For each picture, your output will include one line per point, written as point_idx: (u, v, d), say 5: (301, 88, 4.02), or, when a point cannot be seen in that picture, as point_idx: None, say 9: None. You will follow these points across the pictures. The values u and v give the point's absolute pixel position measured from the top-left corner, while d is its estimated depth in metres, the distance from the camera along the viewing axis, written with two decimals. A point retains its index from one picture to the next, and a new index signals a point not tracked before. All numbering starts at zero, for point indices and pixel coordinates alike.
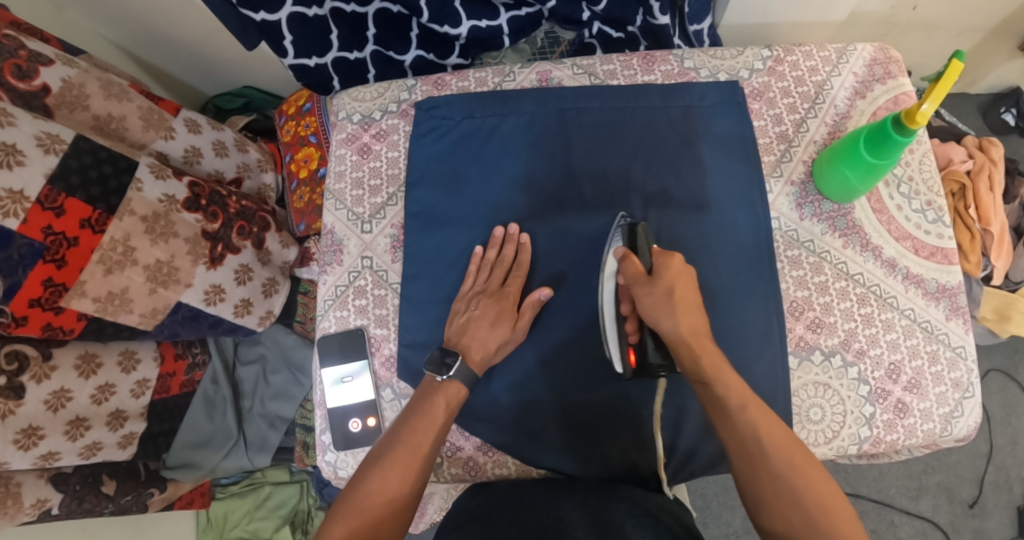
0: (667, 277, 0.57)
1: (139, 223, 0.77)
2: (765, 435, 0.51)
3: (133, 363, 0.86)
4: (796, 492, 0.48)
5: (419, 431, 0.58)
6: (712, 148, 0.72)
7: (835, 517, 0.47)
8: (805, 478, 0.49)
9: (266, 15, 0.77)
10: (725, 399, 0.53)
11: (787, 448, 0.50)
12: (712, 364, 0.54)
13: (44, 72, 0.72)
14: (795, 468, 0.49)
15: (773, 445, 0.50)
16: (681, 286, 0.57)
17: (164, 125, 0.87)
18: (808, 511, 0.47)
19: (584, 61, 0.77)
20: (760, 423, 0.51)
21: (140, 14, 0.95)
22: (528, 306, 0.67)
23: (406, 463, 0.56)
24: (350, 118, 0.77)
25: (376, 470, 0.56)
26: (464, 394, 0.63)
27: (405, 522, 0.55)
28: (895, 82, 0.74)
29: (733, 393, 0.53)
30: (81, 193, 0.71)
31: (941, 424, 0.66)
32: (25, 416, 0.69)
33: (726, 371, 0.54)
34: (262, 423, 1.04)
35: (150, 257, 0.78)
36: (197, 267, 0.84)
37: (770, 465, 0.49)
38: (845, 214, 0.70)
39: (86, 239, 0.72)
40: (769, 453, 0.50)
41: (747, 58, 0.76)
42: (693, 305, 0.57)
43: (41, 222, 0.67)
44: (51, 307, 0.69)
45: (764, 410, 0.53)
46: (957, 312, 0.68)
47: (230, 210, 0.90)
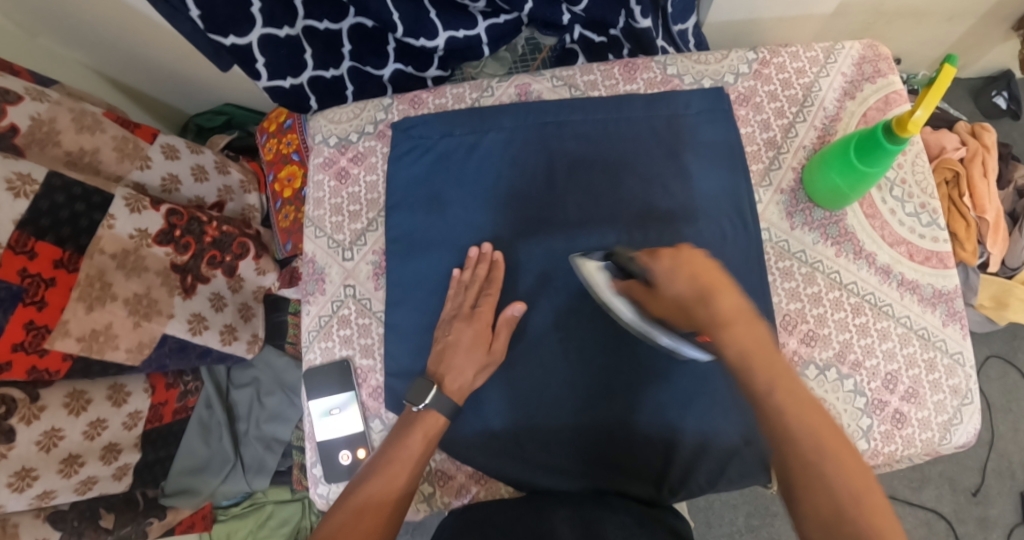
0: (664, 270, 0.51)
1: (110, 261, 0.77)
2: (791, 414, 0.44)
3: (124, 396, 0.85)
4: (826, 481, 0.41)
5: (396, 464, 0.58)
6: (698, 157, 0.70)
7: (869, 508, 0.39)
8: (841, 467, 0.41)
9: (236, 39, 0.74)
10: (752, 381, 0.45)
11: (821, 433, 0.43)
12: (740, 350, 0.46)
13: (12, 111, 0.70)
14: (828, 452, 0.42)
15: (804, 429, 0.43)
16: (690, 282, 0.49)
17: (139, 154, 0.86)
18: (842, 507, 0.40)
19: (564, 72, 0.74)
20: (789, 404, 0.44)
21: (115, 34, 0.93)
22: (502, 325, 0.66)
23: (381, 498, 0.55)
24: (327, 141, 0.75)
25: (351, 498, 0.55)
26: (443, 423, 0.62)
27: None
28: (885, 80, 0.72)
29: (761, 371, 0.45)
30: (51, 235, 0.70)
31: (940, 433, 0.65)
32: (18, 458, 0.69)
33: (757, 350, 0.46)
34: (259, 446, 1.03)
35: (128, 291, 0.79)
36: (173, 298, 0.85)
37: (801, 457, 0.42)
38: (837, 221, 0.68)
39: (63, 278, 0.71)
40: (799, 438, 0.43)
41: (732, 62, 0.73)
42: (723, 282, 0.49)
43: (16, 265, 0.66)
44: (35, 350, 0.68)
45: (798, 386, 0.45)
46: (953, 318, 0.67)
47: (205, 240, 0.90)
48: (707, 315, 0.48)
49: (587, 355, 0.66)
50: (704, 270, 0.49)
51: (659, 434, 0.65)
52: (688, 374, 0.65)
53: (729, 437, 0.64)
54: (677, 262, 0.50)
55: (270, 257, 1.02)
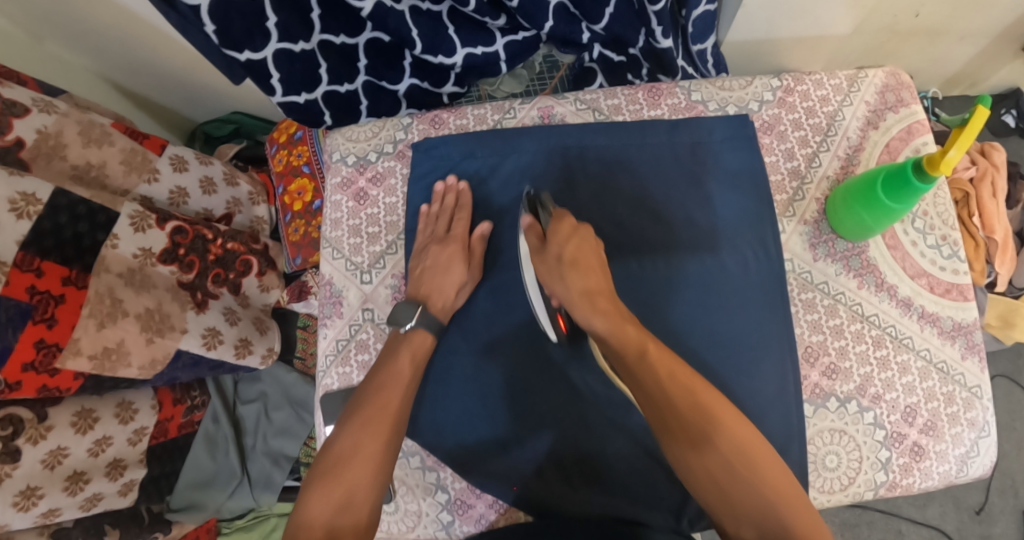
0: (558, 244, 0.57)
1: (118, 278, 0.75)
2: (666, 381, 0.50)
3: (131, 413, 0.83)
4: (708, 437, 0.48)
5: (389, 385, 0.59)
6: (721, 185, 0.69)
7: (748, 453, 0.47)
8: (716, 421, 0.48)
9: (250, 55, 0.72)
10: (624, 352, 0.52)
11: (693, 388, 0.50)
12: (609, 322, 0.53)
13: (18, 124, 0.69)
14: (705, 411, 0.49)
15: (675, 388, 0.50)
16: (571, 247, 0.56)
17: (147, 167, 0.84)
18: (724, 454, 0.47)
19: (587, 94, 0.73)
20: (660, 367, 0.51)
21: (122, 42, 0.91)
22: (476, 242, 0.69)
23: (375, 416, 0.56)
24: (345, 160, 0.74)
25: (347, 429, 0.55)
26: (430, 343, 0.64)
27: (389, 471, 0.54)
28: (908, 110, 0.72)
29: (631, 342, 0.52)
30: (57, 255, 0.68)
31: (958, 466, 0.66)
32: (22, 477, 0.68)
33: (626, 322, 0.53)
34: (266, 461, 1.01)
35: (139, 306, 0.77)
36: (186, 312, 0.83)
37: (680, 419, 0.49)
38: (860, 253, 0.68)
39: (72, 295, 0.70)
40: (675, 401, 0.49)
41: (756, 88, 0.73)
42: (595, 264, 0.57)
43: (24, 283, 0.64)
44: (46, 369, 0.67)
45: (662, 350, 0.53)
46: (972, 351, 0.67)
47: (209, 257, 0.89)
48: (578, 285, 0.55)
49: (608, 383, 0.66)
50: (591, 251, 0.57)
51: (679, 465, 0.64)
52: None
53: None
54: (571, 238, 0.57)
55: (275, 273, 1.02)
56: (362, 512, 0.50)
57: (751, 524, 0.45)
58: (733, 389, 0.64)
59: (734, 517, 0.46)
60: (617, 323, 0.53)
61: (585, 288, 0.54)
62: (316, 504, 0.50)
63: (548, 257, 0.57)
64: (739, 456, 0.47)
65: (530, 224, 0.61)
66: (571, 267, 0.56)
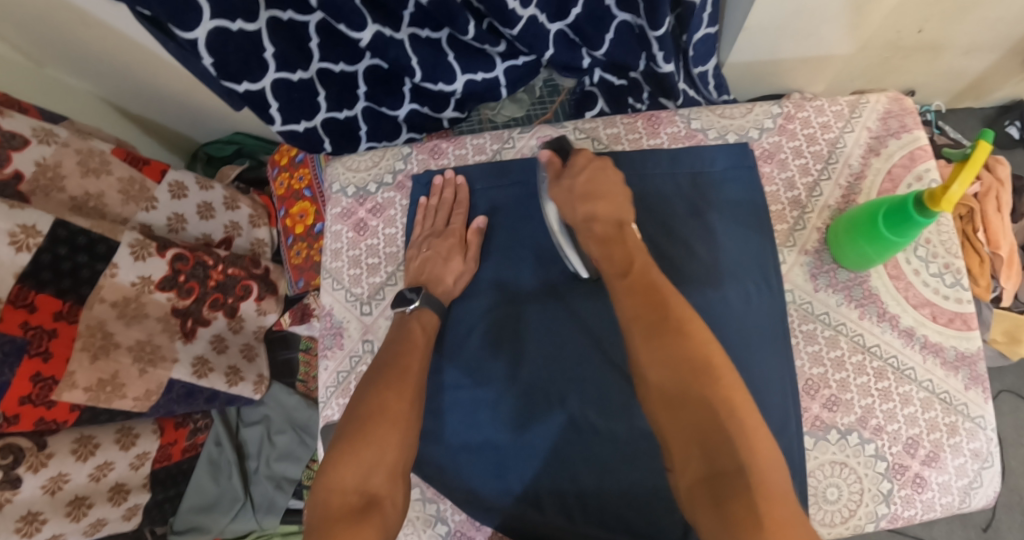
0: (572, 175, 0.65)
1: (110, 310, 0.77)
2: (643, 301, 0.52)
3: (132, 439, 0.84)
4: (666, 353, 0.48)
5: (407, 352, 0.62)
6: (723, 216, 0.69)
7: (710, 376, 0.46)
8: (677, 340, 0.49)
9: (249, 85, 0.72)
10: (609, 272, 0.57)
11: (664, 307, 0.51)
12: (604, 242, 0.60)
13: (16, 157, 0.70)
14: (671, 328, 0.49)
15: (642, 305, 0.52)
16: (581, 179, 0.64)
17: (145, 196, 0.86)
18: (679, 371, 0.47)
19: (586, 124, 0.76)
20: (636, 288, 0.54)
21: (121, 67, 0.91)
22: (472, 235, 0.72)
23: (396, 377, 0.59)
24: (345, 190, 0.78)
25: (371, 392, 0.57)
26: (437, 323, 0.68)
27: (415, 433, 0.58)
28: (911, 135, 0.72)
29: (615, 265, 0.57)
30: (53, 287, 0.70)
31: (960, 497, 0.65)
32: (23, 502, 0.68)
33: (617, 245, 0.59)
34: (269, 485, 1.00)
35: (130, 338, 0.79)
36: (175, 342, 0.85)
37: (646, 330, 0.50)
38: (862, 282, 0.68)
39: (64, 329, 0.71)
40: (640, 316, 0.51)
41: (757, 116, 0.74)
42: (610, 195, 0.63)
43: (17, 319, 0.66)
44: (43, 402, 0.69)
45: (646, 275, 0.55)
46: (976, 382, 0.66)
47: (208, 283, 0.91)
48: (581, 213, 0.62)
49: (610, 416, 0.65)
50: (603, 183, 0.64)
51: None
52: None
53: None
54: (584, 169, 0.65)
55: (274, 298, 1.04)
56: (389, 471, 0.54)
57: (696, 445, 0.44)
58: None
59: (678, 433, 0.46)
60: (610, 247, 0.59)
61: (588, 213, 0.62)
62: (345, 466, 0.52)
63: (563, 186, 0.65)
64: (696, 376, 0.46)
65: (549, 158, 0.68)
66: (581, 198, 0.63)
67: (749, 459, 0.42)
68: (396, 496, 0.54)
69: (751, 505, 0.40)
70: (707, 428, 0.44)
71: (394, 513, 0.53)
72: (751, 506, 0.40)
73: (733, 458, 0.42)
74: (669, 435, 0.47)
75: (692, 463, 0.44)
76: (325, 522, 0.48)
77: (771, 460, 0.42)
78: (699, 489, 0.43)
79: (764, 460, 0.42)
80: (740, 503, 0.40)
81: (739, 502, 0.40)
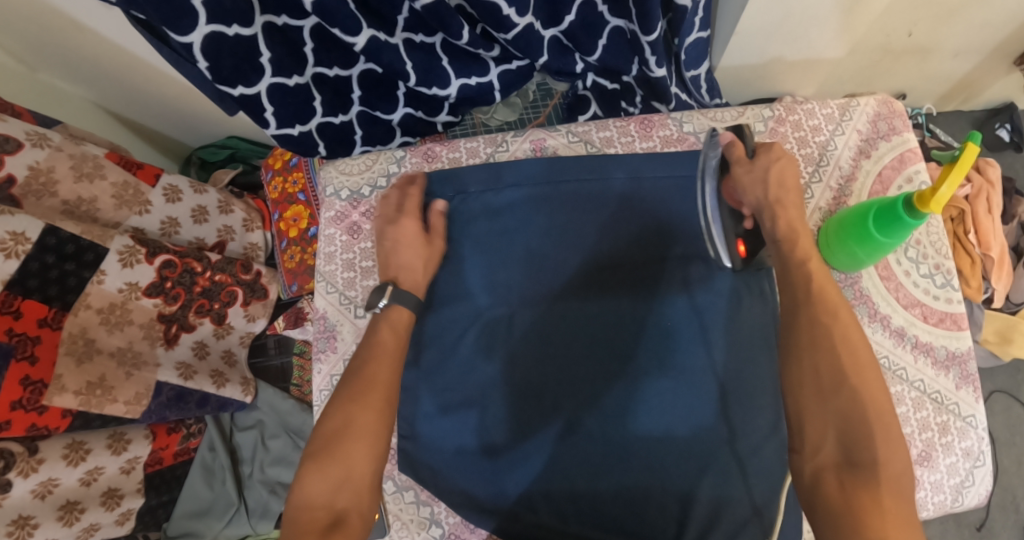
0: (768, 160, 0.60)
1: (95, 316, 0.77)
2: (815, 290, 0.52)
3: (123, 444, 0.84)
4: (830, 338, 0.48)
5: (377, 360, 0.61)
6: None
7: (864, 378, 0.47)
8: (842, 332, 0.49)
9: (244, 89, 0.71)
10: (790, 257, 0.55)
11: (834, 302, 0.51)
12: (788, 226, 0.57)
13: (10, 161, 0.70)
14: (837, 319, 0.49)
15: (819, 292, 0.51)
16: (777, 167, 0.59)
17: (139, 200, 0.87)
18: (838, 358, 0.47)
19: (579, 127, 0.77)
20: (817, 276, 0.53)
21: (116, 73, 0.92)
22: (436, 220, 0.72)
23: (364, 387, 0.58)
24: (339, 194, 0.78)
25: (336, 406, 0.57)
26: (408, 319, 0.67)
27: (385, 443, 0.57)
28: (900, 138, 0.73)
29: (798, 249, 0.55)
30: (38, 294, 0.70)
31: (952, 495, 0.65)
32: (13, 507, 0.68)
33: (802, 233, 0.56)
34: (263, 490, 1.00)
35: (112, 345, 0.79)
36: (156, 349, 0.85)
37: (815, 316, 0.50)
38: (852, 283, 0.69)
39: (47, 336, 0.71)
40: (815, 300, 0.51)
41: (748, 119, 0.74)
42: (794, 193, 0.59)
43: (2, 326, 0.65)
44: (34, 407, 0.69)
45: (826, 270, 0.54)
46: (967, 381, 0.67)
47: (195, 290, 0.92)
48: (762, 198, 0.58)
49: (607, 419, 0.65)
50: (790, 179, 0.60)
51: (704, 512, 0.60)
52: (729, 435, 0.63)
53: (746, 501, 0.61)
54: (779, 159, 0.60)
55: (263, 302, 1.04)
56: (359, 484, 0.54)
57: (836, 431, 0.45)
58: (730, 428, 0.63)
59: (819, 418, 0.46)
60: (795, 233, 0.56)
61: (778, 199, 0.58)
62: (315, 485, 0.53)
63: (756, 168, 0.59)
64: (854, 371, 0.47)
65: (732, 141, 0.63)
66: (775, 186, 0.58)
67: (884, 457, 0.44)
68: (367, 510, 0.54)
69: (880, 494, 0.42)
70: (854, 419, 0.45)
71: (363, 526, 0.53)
72: (878, 497, 0.41)
73: (868, 454, 0.44)
74: (808, 418, 0.47)
75: (827, 446, 0.45)
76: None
77: (902, 469, 0.44)
78: (825, 472, 0.44)
79: (897, 464, 0.44)
80: (870, 494, 0.42)
81: (867, 490, 0.42)
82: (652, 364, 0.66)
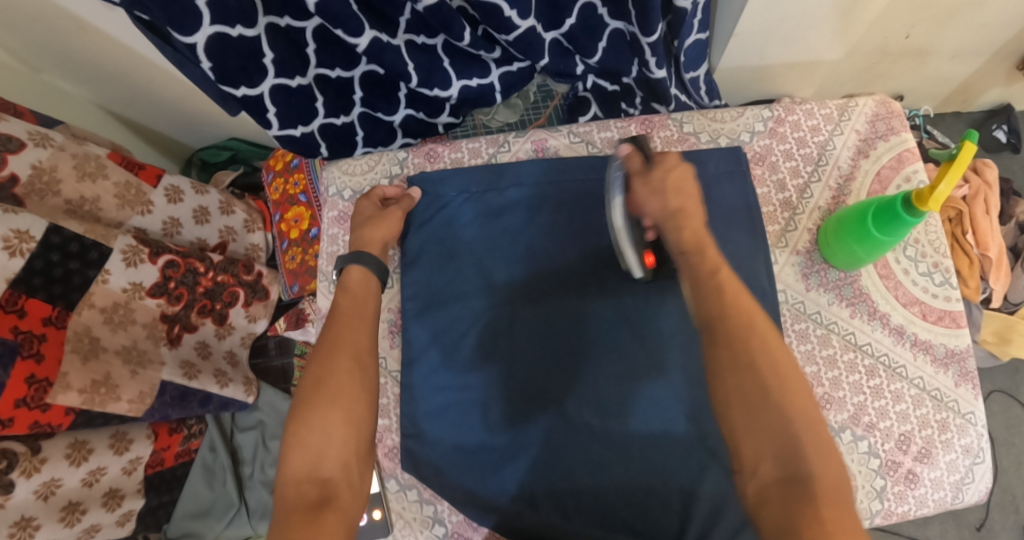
0: (663, 169, 0.55)
1: (98, 315, 0.77)
2: (730, 301, 0.48)
3: (126, 444, 0.84)
4: (750, 353, 0.45)
5: (342, 324, 0.62)
6: (715, 217, 0.70)
7: (789, 386, 0.44)
8: (761, 343, 0.45)
9: (247, 90, 0.72)
10: (698, 266, 0.51)
11: (749, 309, 0.47)
12: (694, 234, 0.52)
13: (13, 160, 0.70)
14: (754, 331, 0.46)
15: (732, 302, 0.48)
16: (675, 174, 0.55)
17: (141, 200, 0.87)
18: (760, 373, 0.44)
19: (581, 128, 0.77)
20: (727, 284, 0.49)
21: (117, 74, 0.93)
22: (403, 200, 0.74)
23: (332, 350, 0.59)
24: (342, 194, 0.79)
25: (308, 370, 0.58)
26: (369, 276, 0.67)
27: (363, 404, 0.56)
28: (898, 138, 0.73)
29: (705, 260, 0.51)
30: (42, 292, 0.70)
31: (953, 492, 0.66)
32: (16, 508, 0.68)
33: (705, 240, 0.52)
34: (264, 491, 1.00)
35: (117, 343, 0.79)
36: (160, 348, 0.86)
37: (730, 332, 0.46)
38: (852, 282, 0.70)
39: (53, 333, 0.71)
40: (728, 313, 0.47)
41: (748, 120, 0.75)
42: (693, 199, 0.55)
43: (7, 323, 0.65)
44: (38, 405, 0.68)
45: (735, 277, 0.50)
46: (966, 378, 0.67)
47: (198, 290, 0.92)
48: (659, 208, 0.54)
49: (608, 415, 0.65)
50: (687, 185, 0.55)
51: (702, 507, 0.61)
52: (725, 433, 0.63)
53: None
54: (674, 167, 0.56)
55: (263, 303, 1.05)
56: (342, 453, 0.53)
57: (769, 449, 0.42)
58: None
59: (753, 441, 0.43)
60: (702, 242, 0.52)
61: (680, 208, 0.53)
62: (293, 456, 0.52)
63: (652, 178, 0.55)
64: (778, 384, 0.44)
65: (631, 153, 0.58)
66: (673, 192, 0.54)
67: (820, 469, 0.41)
68: (356, 477, 0.53)
69: (818, 513, 0.39)
70: (785, 437, 0.42)
71: (356, 496, 0.52)
72: (820, 518, 0.38)
73: (804, 467, 0.41)
74: (741, 440, 0.44)
75: (764, 467, 0.42)
76: (284, 515, 0.48)
77: (840, 472, 0.41)
78: (766, 492, 0.42)
79: (833, 471, 0.41)
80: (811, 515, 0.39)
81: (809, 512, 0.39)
82: (652, 362, 0.66)
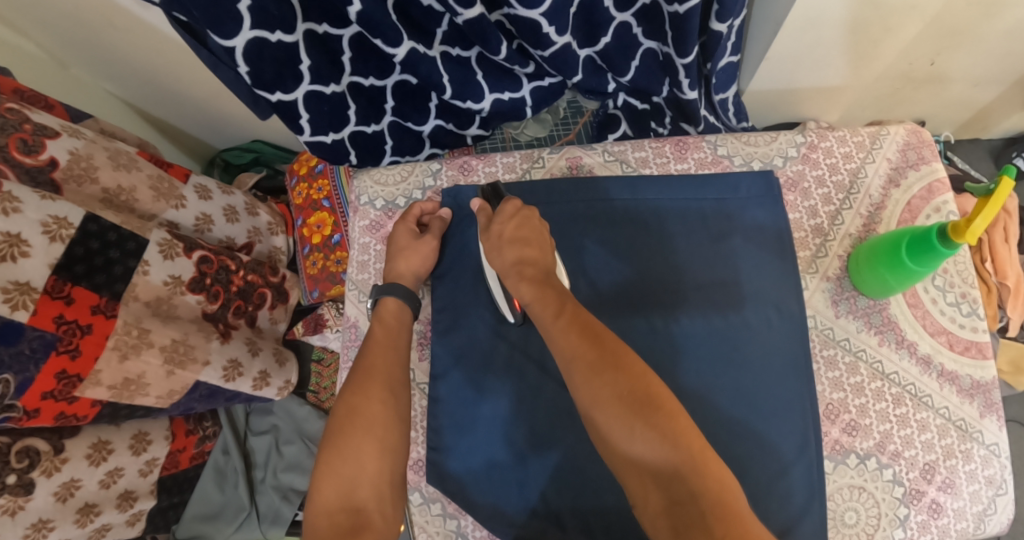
0: (500, 223, 0.62)
1: (143, 309, 0.78)
2: (581, 341, 0.49)
3: (145, 444, 0.84)
4: (599, 391, 0.46)
5: (373, 353, 0.63)
6: (747, 240, 0.70)
7: (655, 407, 0.44)
8: (609, 375, 0.46)
9: (282, 95, 0.72)
10: (542, 314, 0.54)
11: (597, 341, 0.49)
12: (532, 285, 0.56)
13: (51, 144, 0.71)
14: (601, 366, 0.47)
15: (575, 342, 0.49)
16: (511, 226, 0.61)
17: (174, 194, 0.87)
18: (615, 406, 0.45)
19: (615, 147, 0.78)
20: (570, 325, 0.51)
21: (146, 71, 0.93)
22: (432, 221, 0.75)
23: (363, 379, 0.60)
24: (373, 203, 0.79)
25: (341, 397, 0.58)
26: (400, 309, 0.68)
27: (397, 436, 0.57)
28: (929, 167, 0.74)
29: (544, 308, 0.53)
30: (86, 282, 0.70)
31: (975, 524, 0.65)
32: (35, 510, 0.68)
33: (545, 289, 0.55)
34: (274, 496, 1.00)
35: (164, 338, 0.79)
36: (211, 342, 0.86)
37: (586, 370, 0.47)
38: (880, 310, 0.70)
39: (99, 325, 0.71)
40: (575, 356, 0.49)
41: (781, 145, 0.76)
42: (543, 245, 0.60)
43: (52, 311, 0.66)
44: (64, 397, 0.68)
45: (580, 314, 0.52)
46: (991, 409, 0.68)
47: (232, 288, 0.93)
48: (512, 255, 0.59)
49: None
50: (531, 228, 0.61)
51: None
52: (747, 458, 0.64)
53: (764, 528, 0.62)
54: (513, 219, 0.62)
55: (284, 307, 1.06)
56: (376, 481, 0.54)
57: (652, 481, 0.43)
58: (745, 450, 0.64)
59: (636, 476, 0.44)
60: (542, 289, 0.54)
61: (518, 257, 0.59)
62: (325, 484, 0.52)
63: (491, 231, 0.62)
64: (638, 410, 0.44)
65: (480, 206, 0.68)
66: (508, 242, 0.60)
67: (705, 485, 0.41)
68: (389, 508, 0.53)
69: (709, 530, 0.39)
70: (659, 467, 0.43)
71: (388, 524, 0.52)
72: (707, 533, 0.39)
73: (686, 490, 0.41)
74: (627, 476, 0.45)
75: (652, 500, 0.43)
76: None
77: (725, 479, 0.42)
78: (662, 522, 0.42)
79: (712, 483, 0.41)
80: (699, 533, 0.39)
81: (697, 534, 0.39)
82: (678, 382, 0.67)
